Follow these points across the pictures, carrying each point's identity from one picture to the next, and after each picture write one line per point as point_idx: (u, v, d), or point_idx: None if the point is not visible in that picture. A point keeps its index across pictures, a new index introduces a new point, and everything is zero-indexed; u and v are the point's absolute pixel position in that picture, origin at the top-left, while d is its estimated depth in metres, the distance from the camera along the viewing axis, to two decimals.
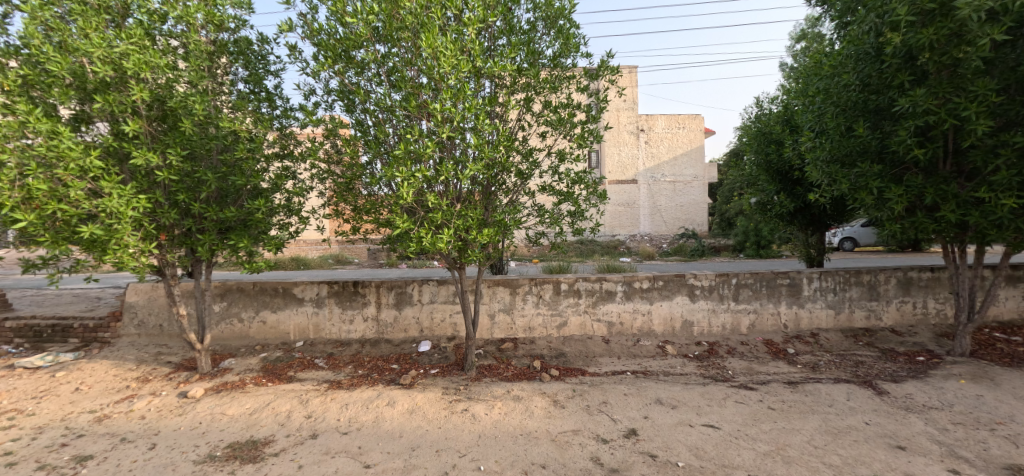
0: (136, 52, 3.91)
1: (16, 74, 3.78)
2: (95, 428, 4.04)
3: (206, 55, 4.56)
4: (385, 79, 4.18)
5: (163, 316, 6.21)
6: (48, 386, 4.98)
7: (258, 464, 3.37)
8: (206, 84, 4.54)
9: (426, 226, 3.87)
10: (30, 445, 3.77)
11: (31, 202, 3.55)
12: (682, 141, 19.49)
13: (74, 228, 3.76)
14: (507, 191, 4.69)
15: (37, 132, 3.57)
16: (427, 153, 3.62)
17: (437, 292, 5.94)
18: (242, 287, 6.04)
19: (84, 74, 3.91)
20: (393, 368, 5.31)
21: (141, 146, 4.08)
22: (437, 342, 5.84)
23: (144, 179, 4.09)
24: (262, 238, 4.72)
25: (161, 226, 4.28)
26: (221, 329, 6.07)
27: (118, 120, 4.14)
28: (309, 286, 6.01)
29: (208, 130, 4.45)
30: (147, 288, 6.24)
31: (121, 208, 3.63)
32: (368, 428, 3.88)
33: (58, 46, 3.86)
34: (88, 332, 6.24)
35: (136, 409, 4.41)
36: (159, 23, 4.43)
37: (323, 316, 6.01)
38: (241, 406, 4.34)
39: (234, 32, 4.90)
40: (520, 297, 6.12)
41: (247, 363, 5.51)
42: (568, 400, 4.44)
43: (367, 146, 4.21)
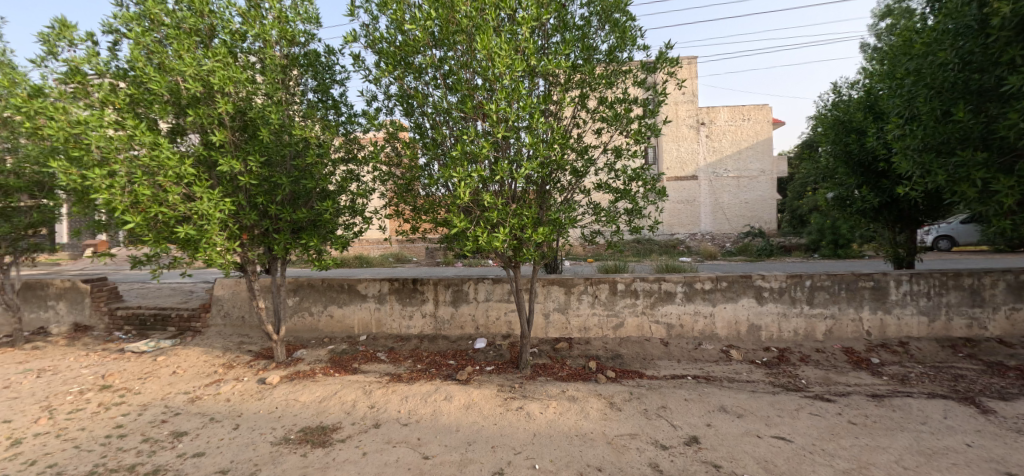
0: (221, 69, 4.31)
1: (125, 94, 4.28)
2: (189, 408, 4.51)
3: (280, 68, 4.92)
4: (441, 82, 4.29)
5: (245, 309, 6.79)
6: (152, 368, 5.63)
7: (327, 449, 3.59)
8: (281, 95, 4.91)
9: (482, 225, 3.93)
10: (137, 420, 4.27)
11: (137, 207, 4.01)
12: (747, 134, 18.36)
13: (172, 228, 4.20)
14: (562, 190, 4.66)
15: (142, 144, 4.02)
16: (483, 153, 3.67)
17: (492, 290, 6.02)
18: (313, 283, 6.48)
19: (179, 91, 4.36)
20: (450, 363, 5.46)
21: (226, 154, 4.49)
22: (492, 340, 5.92)
23: (229, 184, 4.50)
24: (330, 237, 5.03)
25: (243, 227, 4.69)
26: (294, 322, 6.53)
27: (207, 131, 4.58)
28: (372, 283, 6.31)
29: (282, 137, 4.80)
30: (231, 283, 6.86)
31: (211, 210, 4.02)
32: (427, 421, 4.01)
33: (158, 67, 4.32)
34: (183, 321, 6.97)
35: (223, 392, 4.86)
36: (240, 41, 4.84)
37: (384, 311, 6.30)
38: (312, 393, 4.65)
39: (304, 46, 5.25)
40: (575, 297, 6.06)
41: (317, 354, 5.89)
42: (625, 403, 4.33)
43: (424, 147, 4.33)
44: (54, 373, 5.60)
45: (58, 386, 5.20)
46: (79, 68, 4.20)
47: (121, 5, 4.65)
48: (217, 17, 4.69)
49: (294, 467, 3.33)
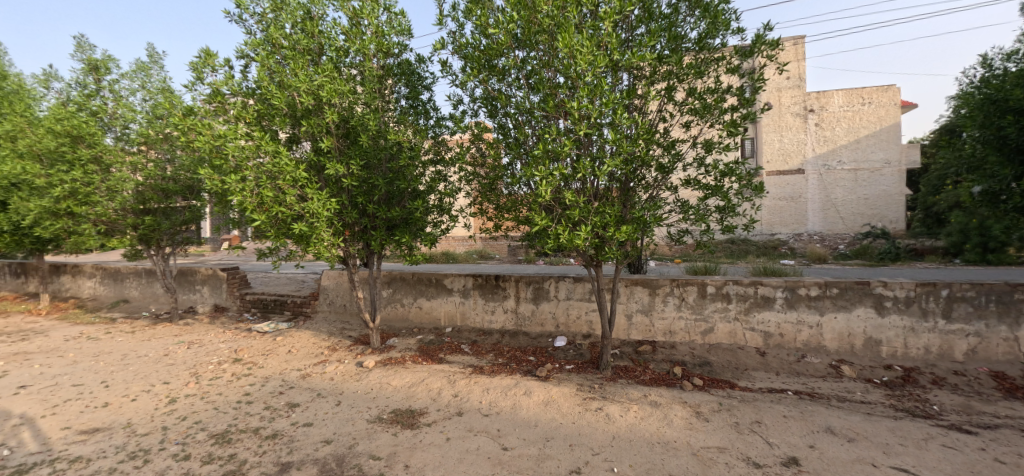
0: (328, 83, 4.81)
1: (253, 110, 4.95)
2: (301, 383, 5.12)
3: (377, 79, 5.35)
4: (524, 82, 4.36)
5: (346, 298, 7.51)
6: (272, 346, 6.48)
7: (415, 431, 3.86)
8: (377, 103, 5.34)
9: (563, 223, 3.94)
10: (261, 390, 4.95)
11: (262, 206, 4.62)
12: (868, 120, 16.12)
13: (289, 225, 4.79)
14: (646, 187, 4.50)
15: (266, 152, 4.62)
16: (565, 151, 3.67)
17: (573, 289, 5.99)
18: (404, 277, 6.97)
19: (295, 105, 4.94)
20: (530, 359, 5.55)
21: (332, 159, 5.00)
22: (572, 338, 5.91)
23: (335, 186, 5.01)
24: (420, 234, 5.39)
25: (346, 224, 5.20)
26: (388, 311, 7.09)
27: (317, 139, 5.14)
28: (457, 278, 6.62)
29: (379, 142, 5.22)
30: (336, 274, 7.63)
31: (319, 209, 4.51)
32: (507, 414, 4.13)
33: (278, 84, 4.92)
34: (296, 307, 7.90)
35: (328, 371, 5.44)
36: (344, 57, 5.34)
37: (468, 305, 6.58)
38: (402, 379, 5.02)
39: (398, 56, 5.63)
40: (659, 299, 5.82)
41: (407, 342, 6.34)
42: (713, 413, 4.07)
43: (508, 147, 4.45)
44: (200, 346, 6.69)
45: (203, 356, 6.20)
46: (219, 90, 4.93)
47: (251, 32, 5.38)
48: (325, 37, 5.24)
49: (386, 444, 3.63)
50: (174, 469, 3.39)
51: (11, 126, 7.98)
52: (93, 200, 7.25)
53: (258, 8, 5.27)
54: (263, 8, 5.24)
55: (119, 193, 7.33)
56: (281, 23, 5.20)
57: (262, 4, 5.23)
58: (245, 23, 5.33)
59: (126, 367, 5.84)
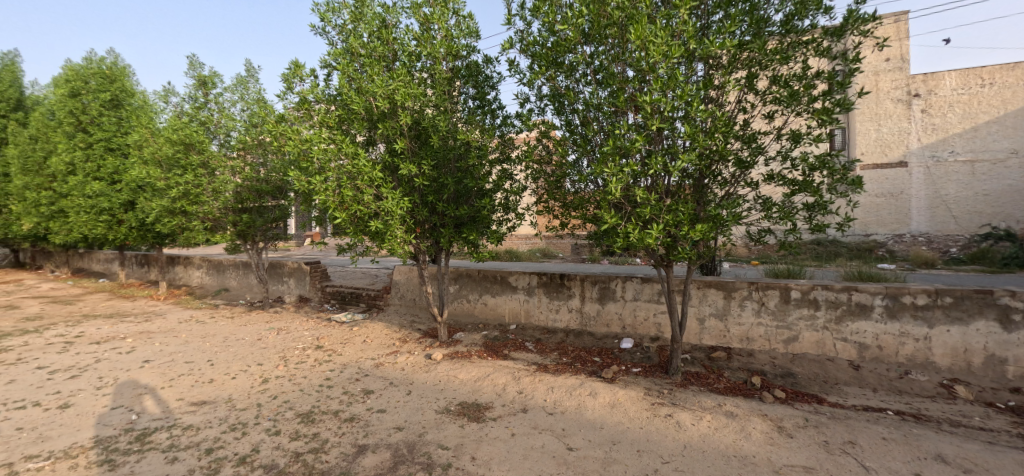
0: (402, 87, 5.05)
1: (335, 115, 5.31)
2: (375, 371, 5.44)
3: (446, 81, 5.53)
4: (592, 78, 4.28)
5: (416, 292, 7.86)
6: (349, 336, 6.94)
7: (480, 424, 3.95)
8: (447, 105, 5.51)
9: (633, 221, 3.82)
10: (340, 375, 5.33)
11: (343, 205, 4.95)
12: (989, 103, 13.97)
13: (366, 222, 5.10)
14: (722, 183, 4.25)
15: (346, 154, 4.94)
16: (636, 147, 3.56)
17: (641, 290, 5.79)
18: (470, 273, 7.16)
19: (372, 109, 5.24)
20: (595, 360, 5.46)
21: (405, 160, 5.25)
22: (639, 341, 5.72)
23: (407, 185, 5.26)
24: (487, 232, 5.50)
25: (417, 221, 5.43)
26: (455, 306, 7.32)
27: (391, 141, 5.42)
28: (522, 276, 6.67)
29: (448, 142, 5.40)
30: (407, 270, 8.02)
31: (394, 207, 4.76)
32: (572, 414, 4.09)
33: (357, 90, 5.24)
34: (371, 299, 8.42)
35: (399, 362, 5.73)
36: (416, 61, 5.57)
37: (532, 303, 6.60)
38: (469, 372, 5.15)
39: (466, 58, 5.78)
40: (736, 303, 5.46)
41: (473, 337, 6.51)
42: (798, 429, 3.74)
43: (575, 145, 4.40)
44: (287, 332, 7.34)
45: (291, 342, 6.80)
46: (306, 98, 5.35)
47: (333, 43, 5.78)
48: (399, 43, 5.50)
49: (454, 435, 3.75)
50: (267, 443, 3.74)
51: (139, 137, 9.24)
52: (201, 199, 8.21)
53: (340, 20, 5.66)
54: (343, 20, 5.61)
55: (222, 193, 8.23)
56: (360, 32, 5.53)
57: (343, 16, 5.60)
58: (328, 35, 5.74)
59: (227, 348, 6.56)
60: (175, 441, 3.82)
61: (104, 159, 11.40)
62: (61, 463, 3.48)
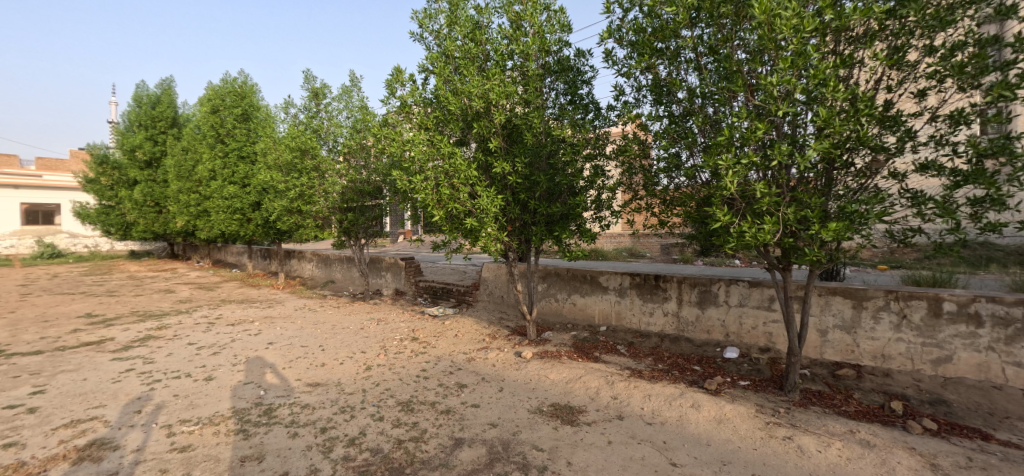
0: (496, 85, 5.12)
1: (433, 117, 5.53)
2: (467, 365, 5.58)
3: (538, 78, 5.49)
4: (701, 63, 3.96)
5: (504, 289, 7.98)
6: (442, 329, 7.23)
7: (575, 428, 3.83)
8: (538, 101, 5.48)
9: (749, 219, 3.47)
10: (435, 368, 5.55)
11: (440, 203, 5.16)
12: None
13: (462, 220, 5.26)
14: (858, 176, 3.67)
15: (444, 154, 5.13)
16: (756, 136, 3.23)
17: (748, 295, 5.26)
18: (559, 272, 7.08)
19: (467, 109, 5.37)
20: (695, 369, 5.08)
21: (499, 158, 5.33)
22: (746, 351, 5.21)
23: (501, 183, 5.34)
24: (580, 230, 5.42)
25: (509, 219, 5.50)
26: (543, 305, 7.29)
27: (485, 141, 5.53)
28: (613, 276, 6.43)
29: (541, 139, 5.37)
30: (495, 267, 8.18)
31: (489, 205, 4.87)
32: (673, 426, 3.81)
33: (452, 92, 5.41)
34: (461, 294, 8.78)
35: (490, 357, 5.83)
36: (507, 59, 5.59)
37: (624, 305, 6.33)
38: (560, 373, 5.07)
39: (557, 53, 5.70)
40: (868, 314, 4.73)
41: (561, 337, 6.42)
42: (961, 470, 3.09)
43: (680, 137, 4.11)
44: (386, 323, 7.86)
45: (389, 332, 7.25)
46: (406, 102, 5.65)
47: (430, 48, 6.03)
48: (492, 43, 5.57)
49: (548, 437, 3.67)
50: (372, 427, 3.98)
51: (264, 146, 10.49)
52: (314, 200, 9.10)
53: (435, 25, 5.88)
54: (439, 25, 5.81)
55: (331, 194, 9.05)
56: (454, 35, 5.70)
57: (439, 21, 5.81)
58: (425, 41, 6.00)
59: (335, 335, 7.18)
60: (295, 418, 4.22)
61: (237, 165, 13.14)
62: (207, 428, 4.01)
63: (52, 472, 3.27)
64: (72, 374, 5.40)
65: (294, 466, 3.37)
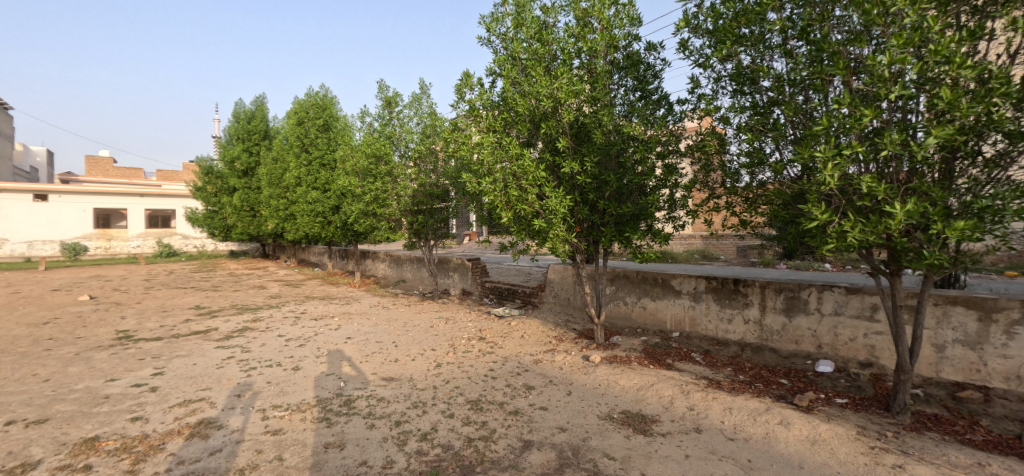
0: (565, 85, 5.08)
1: (501, 119, 5.61)
2: (534, 367, 5.57)
3: (607, 75, 5.37)
4: (791, 47, 3.66)
5: (571, 292, 7.90)
6: (508, 330, 7.30)
7: (648, 438, 3.66)
8: (607, 99, 5.36)
9: (851, 217, 3.13)
10: (502, 368, 5.60)
11: (508, 204, 5.22)
12: None
13: (530, 220, 5.28)
14: (990, 167, 3.16)
15: (512, 156, 5.18)
16: (860, 124, 2.90)
17: (846, 302, 4.73)
18: (628, 275, 6.87)
19: (535, 110, 5.37)
20: (782, 383, 4.67)
21: (567, 158, 5.29)
22: (843, 365, 4.69)
23: (569, 183, 5.30)
24: (651, 230, 5.27)
25: (577, 220, 5.44)
26: (610, 308, 7.11)
27: (553, 141, 5.50)
28: (687, 280, 6.11)
29: (611, 138, 5.26)
30: (561, 269, 8.13)
31: (558, 206, 4.86)
32: (758, 444, 3.51)
33: (520, 93, 5.44)
34: (526, 296, 8.83)
35: (557, 360, 5.77)
36: (575, 57, 5.53)
37: (699, 310, 5.98)
38: (630, 380, 4.90)
39: (626, 48, 5.53)
40: (999, 328, 4.05)
41: (631, 342, 6.22)
42: None
43: (766, 130, 3.82)
44: (454, 322, 8.08)
45: (457, 331, 7.45)
46: (475, 105, 5.78)
47: (496, 51, 6.11)
48: (559, 43, 5.54)
49: (619, 446, 3.54)
50: (443, 424, 4.09)
51: (342, 153, 11.27)
52: (387, 203, 9.61)
53: (502, 29, 5.95)
54: (506, 28, 5.87)
55: (403, 197, 9.51)
56: (521, 37, 5.73)
57: (506, 24, 5.87)
58: (492, 44, 6.07)
59: (407, 332, 7.51)
60: (372, 410, 4.45)
61: (319, 172, 14.23)
62: (296, 415, 4.35)
63: (171, 446, 3.72)
64: (185, 359, 6.13)
65: (373, 456, 3.54)
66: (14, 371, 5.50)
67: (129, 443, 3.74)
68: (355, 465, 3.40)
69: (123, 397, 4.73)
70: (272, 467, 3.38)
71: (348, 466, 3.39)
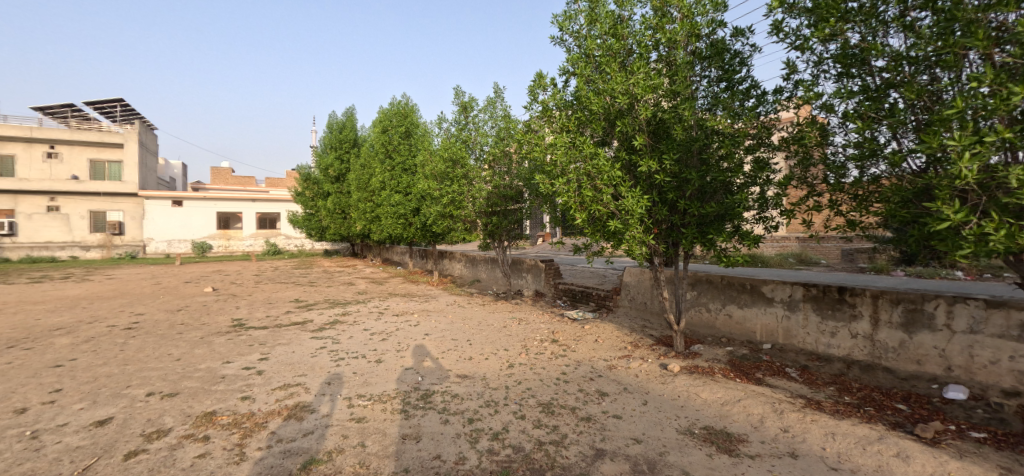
0: (641, 80, 4.89)
1: (574, 118, 5.52)
2: (608, 373, 5.40)
3: (687, 66, 5.06)
4: (914, 18, 3.16)
5: (648, 296, 7.56)
6: (581, 333, 7.15)
7: (733, 459, 3.35)
8: (688, 92, 5.05)
9: (996, 216, 2.62)
10: (575, 372, 5.49)
11: (582, 205, 5.13)
12: None
13: (604, 221, 5.14)
14: None
15: (586, 156, 5.08)
16: (1009, 103, 2.41)
17: (986, 319, 3.97)
18: (712, 279, 6.41)
19: (610, 108, 5.20)
20: (900, 409, 4.04)
21: (644, 156, 5.06)
22: (982, 393, 3.94)
23: (646, 182, 5.08)
24: (739, 231, 4.87)
25: (655, 221, 5.20)
26: (691, 315, 6.67)
27: (629, 139, 5.30)
28: (781, 287, 5.54)
29: (693, 133, 4.94)
30: (638, 272, 7.82)
31: (634, 206, 4.69)
32: None
33: (594, 91, 5.31)
34: (600, 299, 8.62)
35: (632, 367, 5.53)
36: (652, 50, 5.28)
37: (795, 321, 5.39)
38: (713, 393, 4.55)
39: (710, 36, 5.16)
40: None
41: (714, 352, 5.79)
42: None
43: (881, 117, 3.35)
44: (527, 323, 8.11)
45: (530, 333, 7.46)
46: (548, 106, 5.76)
47: (569, 50, 6.03)
48: (635, 36, 5.33)
49: (700, 464, 3.28)
50: (515, 425, 4.09)
51: (422, 158, 11.85)
52: (463, 205, 9.92)
53: (575, 26, 5.85)
54: (579, 26, 5.77)
55: (478, 198, 9.76)
56: (595, 34, 5.60)
57: (579, 22, 5.76)
58: (565, 43, 6.01)
59: (481, 331, 7.67)
60: (447, 405, 4.58)
61: (401, 177, 15.13)
62: (378, 405, 4.62)
63: (272, 424, 4.13)
64: (286, 347, 6.81)
65: (446, 451, 3.64)
66: (156, 350, 6.50)
67: (239, 419, 4.21)
68: (429, 458, 3.52)
69: (235, 378, 5.36)
70: (355, 453, 3.61)
71: (423, 459, 3.51)
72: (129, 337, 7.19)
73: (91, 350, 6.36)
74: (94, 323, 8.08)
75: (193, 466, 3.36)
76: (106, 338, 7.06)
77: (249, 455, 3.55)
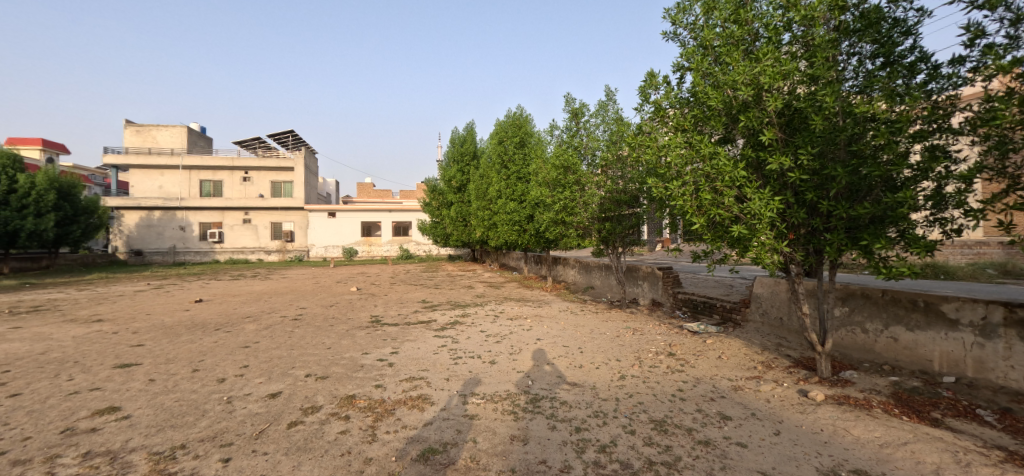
0: (770, 66, 4.37)
1: (689, 117, 5.15)
2: (732, 394, 4.87)
3: (830, 45, 4.34)
4: None
5: (784, 310, 6.68)
6: (702, 348, 6.58)
7: None
8: (831, 74, 4.33)
9: None
10: (693, 390, 5.07)
11: (700, 209, 4.77)
12: None
13: (725, 226, 4.69)
14: None
15: (703, 156, 4.70)
16: None
17: None
18: (869, 294, 5.38)
19: (732, 101, 4.73)
20: None
21: (774, 153, 4.49)
22: None
23: (778, 182, 4.52)
24: (904, 237, 4.02)
25: (789, 225, 4.61)
26: (842, 336, 5.70)
27: (755, 134, 4.75)
28: (969, 306, 4.43)
29: (837, 121, 4.24)
30: (771, 282, 6.97)
31: (762, 210, 4.21)
32: None
33: (713, 86, 4.91)
34: (725, 311, 7.87)
35: (763, 390, 4.90)
36: (784, 32, 4.67)
37: (991, 350, 4.27)
38: (869, 431, 3.81)
39: (859, 7, 4.38)
40: None
41: (873, 381, 4.83)
42: None
43: None
44: (641, 334, 7.75)
45: (645, 344, 7.10)
46: (662, 105, 5.49)
47: (684, 44, 5.69)
48: (762, 19, 4.77)
49: None
50: (624, 439, 3.93)
51: (534, 166, 12.15)
52: (576, 211, 9.90)
53: (690, 18, 5.47)
54: (695, 16, 5.39)
55: (590, 204, 9.70)
56: (714, 22, 5.17)
57: (694, 12, 5.38)
58: (680, 38, 5.68)
59: (593, 339, 7.54)
60: (554, 411, 4.61)
61: (515, 185, 15.80)
62: (489, 404, 4.85)
63: (398, 412, 4.61)
64: (413, 344, 7.57)
65: (551, 457, 3.66)
66: (314, 339, 7.76)
67: (372, 404, 4.80)
68: (535, 462, 3.58)
69: (371, 368, 6.12)
70: (468, 446, 3.84)
71: (529, 462, 3.58)
72: (296, 326, 8.72)
73: (269, 336, 7.85)
74: (271, 314, 9.96)
75: (336, 441, 3.92)
76: (280, 326, 8.67)
77: (379, 437, 4.01)
